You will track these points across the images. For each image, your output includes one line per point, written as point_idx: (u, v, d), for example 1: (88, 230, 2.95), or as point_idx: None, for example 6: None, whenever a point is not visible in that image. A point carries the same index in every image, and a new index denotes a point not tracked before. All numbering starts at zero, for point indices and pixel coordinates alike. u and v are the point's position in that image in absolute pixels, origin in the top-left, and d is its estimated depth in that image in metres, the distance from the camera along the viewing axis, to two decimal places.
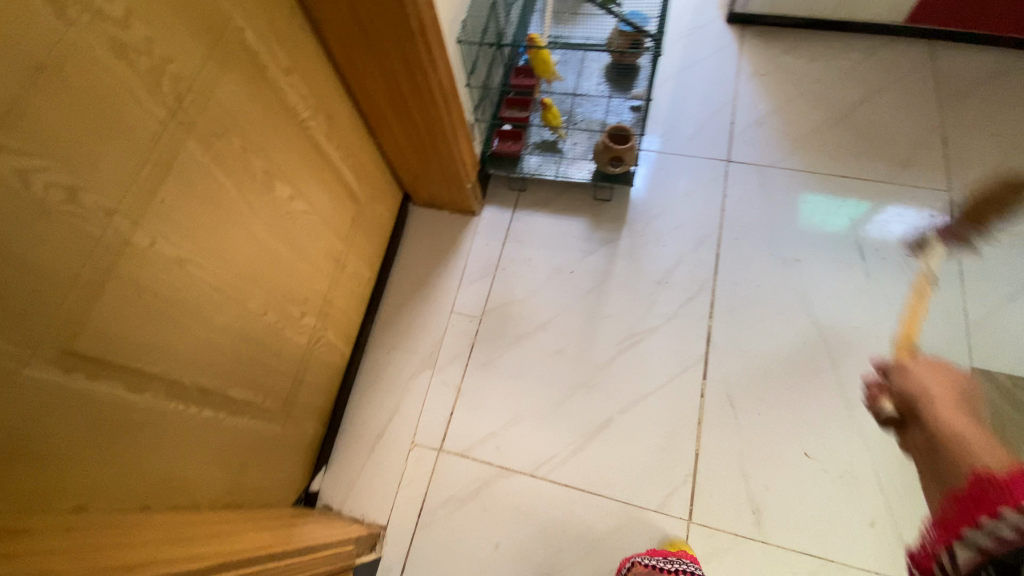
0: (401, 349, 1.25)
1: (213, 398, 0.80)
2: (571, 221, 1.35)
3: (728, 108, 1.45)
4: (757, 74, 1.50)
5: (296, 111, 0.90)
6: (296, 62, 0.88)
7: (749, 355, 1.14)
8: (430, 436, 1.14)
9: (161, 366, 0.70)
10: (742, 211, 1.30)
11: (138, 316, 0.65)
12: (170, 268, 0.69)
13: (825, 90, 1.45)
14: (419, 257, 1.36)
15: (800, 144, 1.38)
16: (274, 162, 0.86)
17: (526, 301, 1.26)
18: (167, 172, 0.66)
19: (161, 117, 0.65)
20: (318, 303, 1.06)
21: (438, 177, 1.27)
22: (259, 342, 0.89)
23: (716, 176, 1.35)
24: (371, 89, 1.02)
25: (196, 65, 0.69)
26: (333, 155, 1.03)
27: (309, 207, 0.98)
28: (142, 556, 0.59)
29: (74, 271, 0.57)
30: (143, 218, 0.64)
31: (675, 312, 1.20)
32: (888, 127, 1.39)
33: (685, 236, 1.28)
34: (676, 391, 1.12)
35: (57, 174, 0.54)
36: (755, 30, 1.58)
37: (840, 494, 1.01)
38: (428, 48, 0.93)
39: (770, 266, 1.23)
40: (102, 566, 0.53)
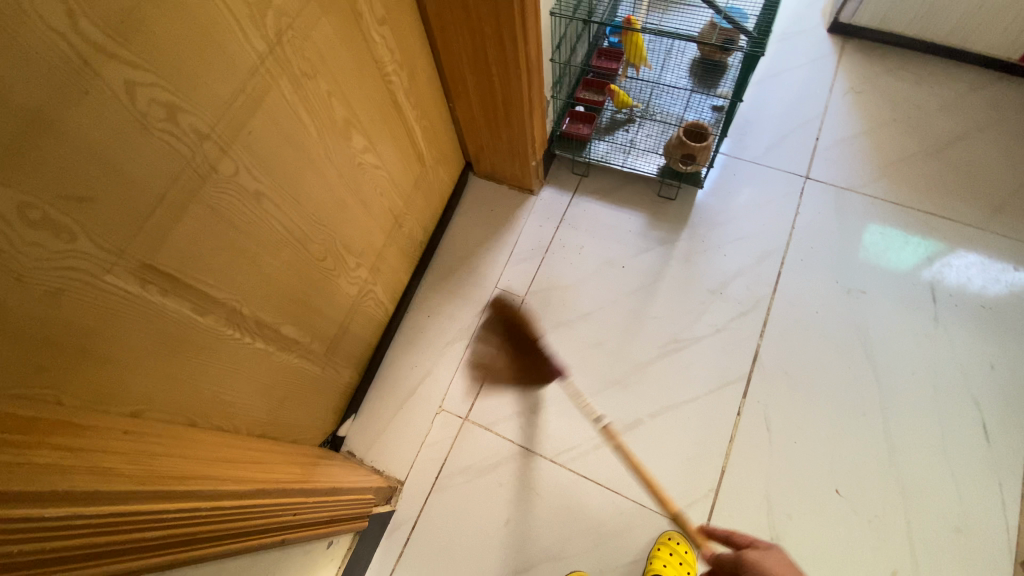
0: (441, 315, 1.26)
1: (266, 332, 0.83)
2: (631, 214, 1.32)
3: (814, 122, 1.38)
4: (851, 91, 1.41)
5: (382, 64, 0.90)
6: (389, 14, 0.87)
7: (794, 382, 1.10)
8: (458, 404, 1.15)
9: (225, 293, 0.72)
10: (812, 232, 1.24)
11: (211, 241, 0.67)
12: (245, 200, 0.70)
13: (923, 118, 1.36)
14: (472, 227, 1.36)
15: (887, 172, 1.30)
16: (353, 111, 0.87)
17: (572, 288, 1.25)
18: (257, 105, 0.67)
19: (260, 50, 0.65)
20: (372, 257, 1.08)
21: (504, 150, 1.26)
22: (314, 285, 0.91)
23: (791, 191, 1.29)
24: (457, 52, 1.01)
25: (299, 2, 0.69)
26: (408, 113, 1.03)
27: (378, 161, 0.99)
28: (186, 471, 0.62)
29: (163, 189, 0.59)
30: (229, 147, 0.65)
31: (724, 324, 1.17)
32: (987, 168, 1.29)
33: (746, 248, 1.24)
34: (711, 404, 1.10)
35: (159, 91, 0.55)
36: (856, 44, 1.48)
37: (867, 537, 0.98)
38: (523, 18, 0.91)
39: (832, 293, 1.17)
40: (152, 474, 0.56)
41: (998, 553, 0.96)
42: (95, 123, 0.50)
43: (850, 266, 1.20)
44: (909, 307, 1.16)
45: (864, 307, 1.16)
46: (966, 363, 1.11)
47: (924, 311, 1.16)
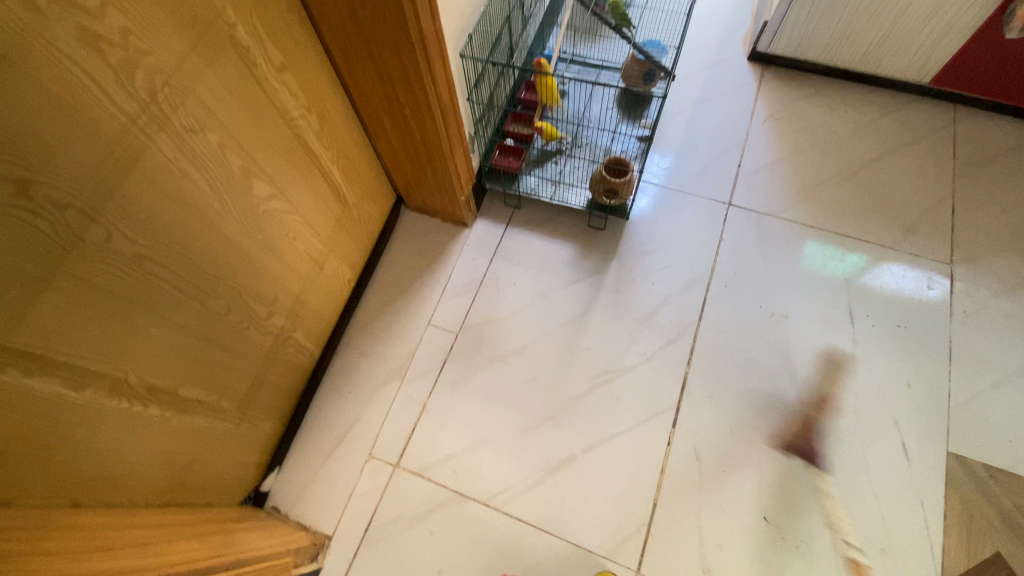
0: (372, 356, 1.23)
1: (163, 397, 0.79)
2: (562, 246, 1.32)
3: (737, 148, 1.42)
4: (770, 117, 1.46)
5: (286, 110, 0.88)
6: (289, 60, 0.85)
7: (723, 410, 1.11)
8: (389, 450, 1.12)
9: (107, 363, 0.68)
10: (736, 258, 1.26)
11: (86, 313, 0.63)
12: (126, 266, 0.67)
13: (838, 143, 1.42)
14: (404, 263, 1.34)
15: (805, 196, 1.35)
16: (254, 161, 0.84)
17: (505, 322, 1.24)
18: (132, 168, 0.64)
19: (132, 111, 0.62)
20: (289, 303, 1.04)
21: (431, 186, 1.25)
22: (219, 341, 0.87)
23: (716, 218, 1.32)
24: (370, 95, 1.00)
25: (177, 58, 0.66)
26: (322, 156, 1.01)
27: (290, 207, 0.96)
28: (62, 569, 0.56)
29: (18, 266, 0.55)
30: (101, 215, 0.62)
31: (654, 353, 1.17)
32: (898, 190, 1.35)
33: (674, 276, 1.25)
34: (642, 437, 1.09)
35: (5, 167, 0.51)
36: (775, 72, 1.54)
37: (795, 563, 0.99)
38: (430, 65, 0.90)
39: (756, 318, 1.20)
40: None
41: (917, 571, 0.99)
42: None
43: (774, 290, 1.23)
44: (829, 329, 1.20)
45: (787, 331, 1.19)
46: (883, 382, 1.15)
47: (843, 333, 1.19)
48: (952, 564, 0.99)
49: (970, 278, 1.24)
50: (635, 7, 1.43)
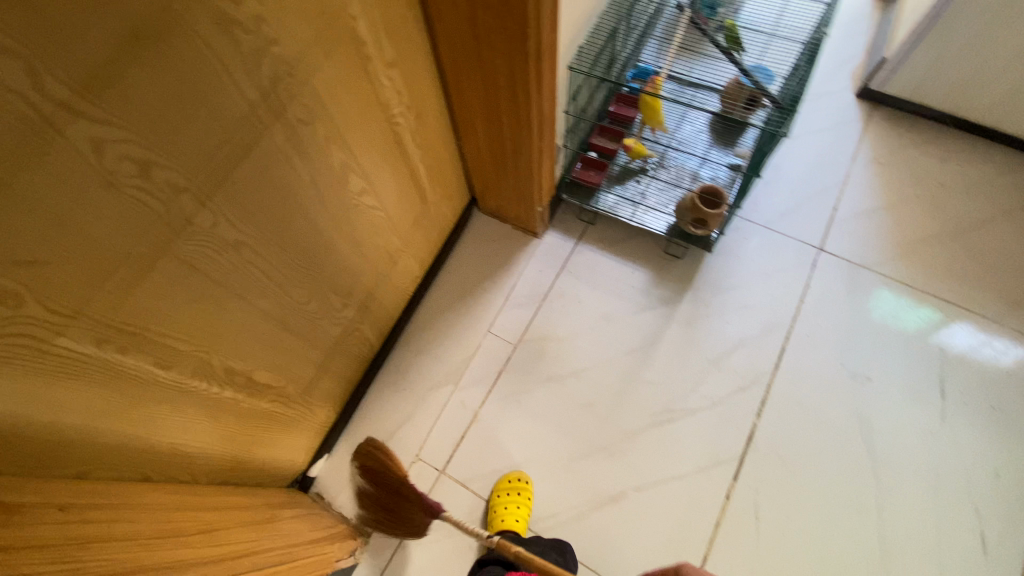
0: (429, 356, 1.22)
1: (237, 380, 0.79)
2: (634, 269, 1.27)
3: (834, 190, 1.33)
4: (874, 161, 1.36)
5: (388, 106, 0.86)
6: (400, 57, 0.83)
7: (790, 470, 1.05)
8: (436, 455, 1.11)
9: (194, 345, 0.68)
10: (821, 308, 1.19)
11: (182, 296, 0.63)
12: (225, 251, 0.66)
13: (946, 197, 1.31)
14: (470, 266, 1.31)
15: (904, 251, 1.25)
16: (352, 155, 0.83)
17: (567, 341, 1.20)
18: (244, 155, 0.63)
19: (253, 99, 0.61)
20: (361, 296, 1.03)
21: (510, 192, 1.22)
22: (294, 330, 0.87)
23: (803, 262, 1.24)
24: (469, 98, 0.97)
25: (301, 48, 0.65)
26: (412, 152, 0.99)
27: (376, 202, 0.95)
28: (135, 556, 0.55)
29: (129, 245, 0.54)
30: (210, 199, 0.61)
31: (721, 398, 1.11)
32: (1010, 257, 1.24)
33: (751, 319, 1.19)
34: (698, 484, 1.04)
35: (132, 147, 0.51)
36: (885, 112, 1.43)
37: None
38: (540, 74, 0.86)
39: (836, 376, 1.13)
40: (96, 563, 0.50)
41: None
42: (53, 185, 0.46)
43: (857, 350, 1.15)
44: (916, 400, 1.11)
45: (868, 395, 1.11)
46: (969, 466, 1.05)
47: (930, 406, 1.10)
48: None
49: None
50: (745, 30, 1.36)
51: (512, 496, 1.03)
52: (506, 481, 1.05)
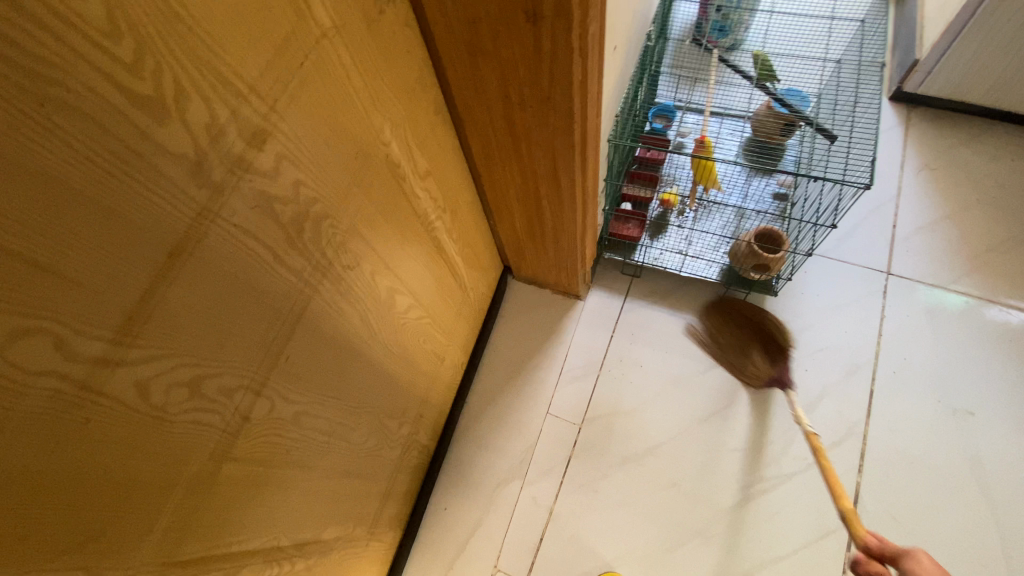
0: (490, 448, 1.13)
1: (308, 548, 0.71)
2: (692, 322, 1.19)
3: (889, 206, 1.24)
4: (925, 168, 1.28)
5: (426, 216, 0.79)
6: (432, 164, 0.76)
7: (908, 533, 0.95)
8: (516, 562, 1.02)
9: (265, 533, 0.61)
10: (903, 339, 1.10)
11: (248, 492, 0.56)
12: (285, 429, 0.59)
13: (1010, 197, 1.22)
14: (516, 341, 1.23)
15: (979, 263, 1.16)
16: (398, 278, 0.76)
17: (635, 413, 1.12)
18: (295, 325, 0.56)
19: (297, 268, 0.54)
20: (416, 408, 0.96)
21: (550, 263, 1.15)
22: (357, 472, 0.79)
23: (873, 290, 1.15)
24: (504, 184, 0.90)
25: (340, 195, 0.58)
26: (450, 250, 0.92)
27: (423, 312, 0.88)
28: None
29: (189, 472, 0.47)
30: (265, 387, 0.54)
31: (817, 458, 1.02)
32: None
33: (831, 363, 1.09)
34: (810, 560, 0.95)
35: (180, 371, 0.43)
36: (924, 113, 1.35)
37: None
38: (585, 159, 0.79)
39: (936, 415, 1.03)
40: None
41: None
42: (100, 446, 0.39)
43: (952, 382, 1.06)
44: None
45: (976, 433, 1.02)
46: None
47: None
48: None
49: None
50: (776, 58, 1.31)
51: None
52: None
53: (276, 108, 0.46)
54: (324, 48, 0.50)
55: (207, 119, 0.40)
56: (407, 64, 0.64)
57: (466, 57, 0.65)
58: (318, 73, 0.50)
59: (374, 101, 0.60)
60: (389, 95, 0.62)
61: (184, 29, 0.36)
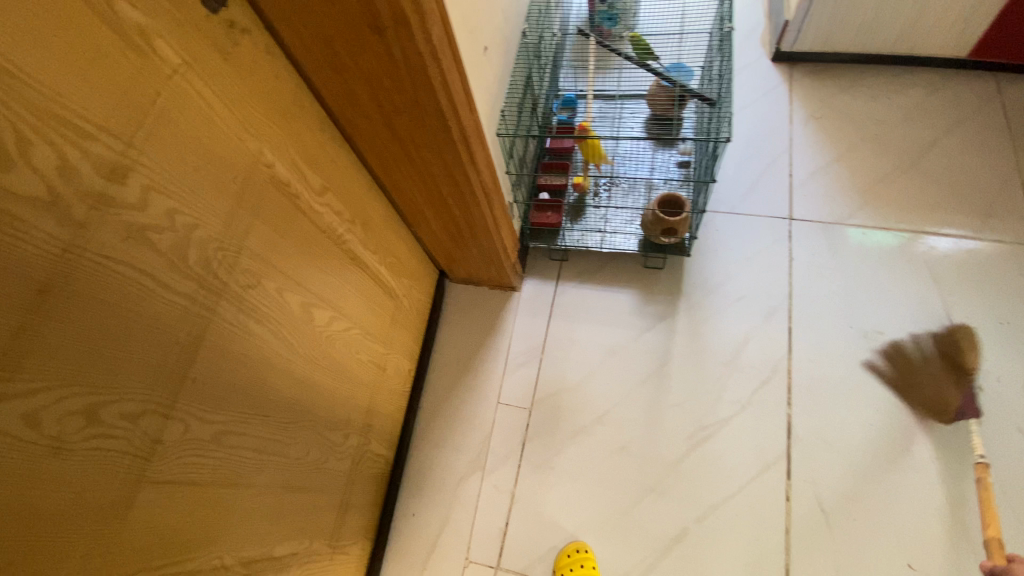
0: (447, 447, 1.16)
1: (258, 565, 0.73)
2: (621, 294, 1.25)
3: (784, 158, 1.33)
4: (810, 118, 1.37)
5: (333, 230, 0.82)
6: (329, 179, 0.79)
7: (838, 453, 1.02)
8: (486, 551, 1.05)
9: (203, 553, 0.63)
10: (810, 277, 1.18)
11: (174, 513, 0.58)
12: (207, 449, 0.61)
13: (889, 132, 1.33)
14: (460, 340, 1.27)
15: (869, 196, 1.26)
16: (311, 292, 0.78)
17: (579, 387, 1.16)
18: (197, 347, 0.59)
19: (188, 291, 0.57)
20: (361, 419, 0.98)
21: (477, 260, 1.19)
22: (303, 486, 0.81)
23: (779, 236, 1.23)
24: (409, 191, 0.94)
25: (223, 218, 0.61)
26: (370, 261, 0.95)
27: (350, 323, 0.91)
28: None
29: (102, 497, 0.50)
30: (174, 409, 0.56)
31: (750, 397, 1.08)
32: (964, 172, 1.26)
33: (750, 308, 1.17)
34: (756, 495, 1.00)
35: (74, 401, 0.46)
36: (804, 68, 1.45)
37: None
38: (472, 155, 0.83)
39: (848, 340, 1.11)
40: None
41: None
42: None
43: (859, 307, 1.14)
44: (930, 340, 1.10)
45: (885, 349, 1.10)
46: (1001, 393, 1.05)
47: (945, 342, 1.10)
48: None
49: None
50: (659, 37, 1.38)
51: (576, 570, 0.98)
52: (567, 556, 1.00)
53: (134, 143, 0.50)
54: (177, 83, 0.53)
55: (56, 161, 0.43)
56: (276, 88, 0.67)
57: (332, 74, 0.69)
58: (177, 108, 0.54)
59: (245, 126, 0.63)
60: (261, 120, 0.66)
61: (14, 82, 0.40)
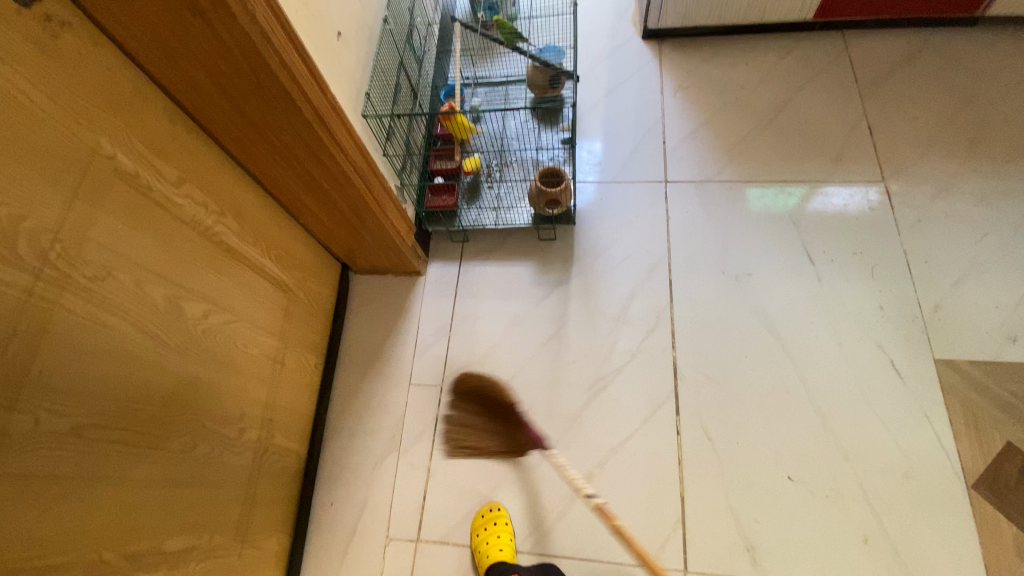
0: (362, 434, 1.18)
1: (147, 560, 0.72)
2: (520, 266, 1.30)
3: (658, 126, 1.43)
4: (679, 88, 1.49)
5: (199, 222, 0.83)
6: (187, 171, 0.80)
7: (717, 385, 1.11)
8: (406, 527, 1.08)
9: (76, 548, 0.63)
10: (686, 232, 1.28)
11: (31, 508, 0.58)
12: (64, 443, 0.61)
13: (748, 95, 1.45)
14: (368, 330, 1.28)
15: (734, 154, 1.37)
16: (179, 284, 0.78)
17: (486, 359, 1.21)
18: (39, 339, 0.59)
19: (22, 282, 0.57)
20: (260, 413, 0.98)
21: (374, 248, 1.21)
22: (194, 479, 0.81)
23: (656, 199, 1.33)
24: (284, 181, 0.95)
25: (60, 210, 0.61)
26: (251, 253, 0.95)
27: (233, 316, 0.91)
28: None
29: None
30: (20, 401, 0.57)
31: (639, 347, 1.17)
32: (816, 123, 1.38)
33: (634, 267, 1.25)
34: (650, 435, 1.08)
35: None
36: (671, 44, 1.56)
37: (829, 511, 0.99)
38: (331, 134, 0.87)
39: (723, 284, 1.21)
40: None
41: (949, 485, 0.99)
42: None
43: (730, 254, 1.24)
44: (792, 275, 1.20)
45: (753, 288, 1.20)
46: (861, 313, 1.14)
47: (807, 275, 1.20)
48: (977, 469, 0.99)
49: (903, 189, 1.26)
50: (535, 22, 1.46)
51: (491, 528, 1.02)
52: (483, 517, 1.05)
53: None
54: None
55: None
56: (112, 80, 0.67)
57: (169, 63, 0.70)
58: None
59: (78, 117, 0.64)
60: (98, 112, 0.66)
61: None
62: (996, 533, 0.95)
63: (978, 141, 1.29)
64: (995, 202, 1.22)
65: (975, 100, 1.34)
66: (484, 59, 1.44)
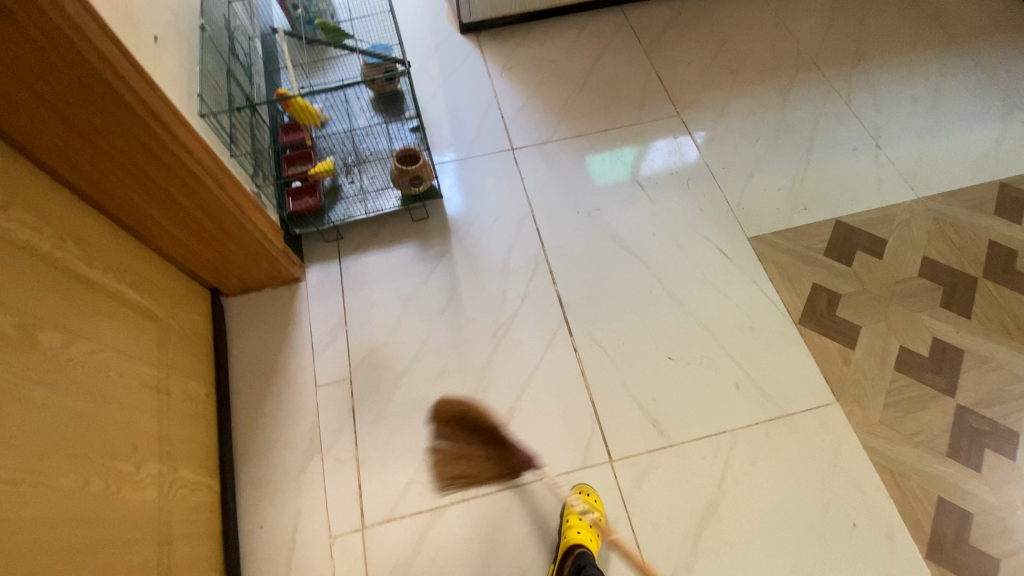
0: (277, 448, 1.12)
1: None
2: (401, 249, 1.35)
3: (493, 104, 1.59)
4: (503, 69, 1.65)
5: (36, 247, 0.75)
6: (12, 195, 0.72)
7: (596, 304, 1.26)
8: (348, 519, 1.06)
9: None
10: (540, 186, 1.43)
11: None
12: None
13: (561, 66, 1.66)
14: (257, 347, 1.23)
15: (563, 116, 1.57)
16: (28, 311, 0.71)
17: (389, 339, 1.23)
18: None
19: None
20: (155, 445, 0.90)
21: (243, 259, 1.17)
22: (95, 518, 0.73)
23: (509, 164, 1.47)
24: (126, 196, 0.90)
25: None
26: (102, 279, 0.88)
27: (98, 344, 0.84)
28: None
29: None
30: None
31: (527, 291, 1.28)
32: (620, 79, 1.63)
33: (505, 224, 1.37)
34: (552, 360, 1.19)
35: None
36: (488, 33, 1.73)
37: (706, 374, 1.18)
38: (170, 131, 0.86)
39: (580, 222, 1.38)
40: None
41: (782, 326, 1.23)
42: None
43: (579, 196, 1.42)
44: (631, 201, 1.41)
45: (604, 219, 1.38)
46: (690, 218, 1.38)
47: (643, 199, 1.41)
48: (797, 309, 1.25)
49: (695, 117, 1.55)
50: (358, 26, 1.53)
51: None
52: None
53: None
54: None
55: None
56: None
57: None
58: None
59: None
60: None
61: None
62: (823, 351, 1.21)
63: (736, 73, 1.63)
64: (759, 115, 1.55)
65: (727, 42, 1.69)
66: (316, 67, 1.45)
